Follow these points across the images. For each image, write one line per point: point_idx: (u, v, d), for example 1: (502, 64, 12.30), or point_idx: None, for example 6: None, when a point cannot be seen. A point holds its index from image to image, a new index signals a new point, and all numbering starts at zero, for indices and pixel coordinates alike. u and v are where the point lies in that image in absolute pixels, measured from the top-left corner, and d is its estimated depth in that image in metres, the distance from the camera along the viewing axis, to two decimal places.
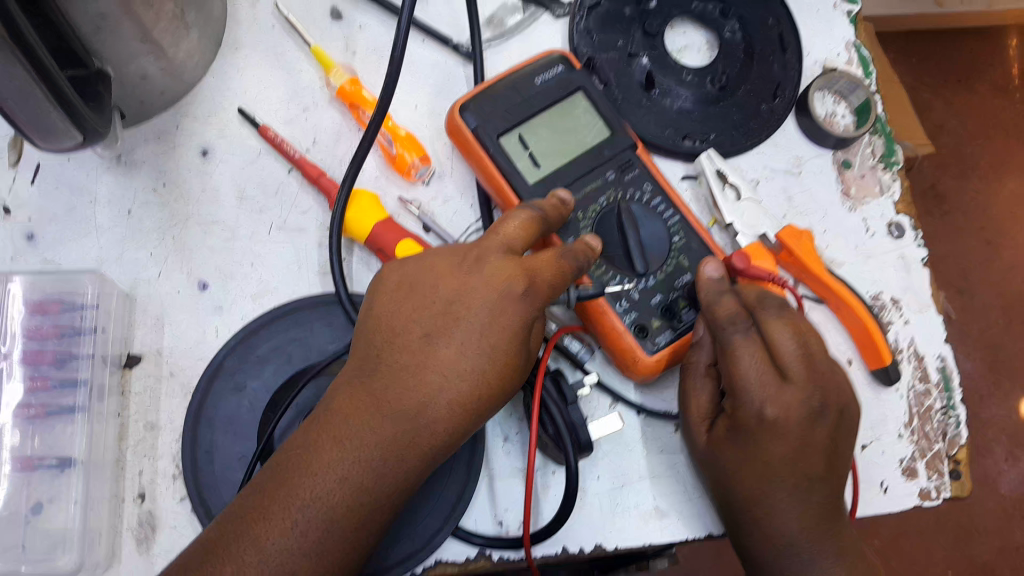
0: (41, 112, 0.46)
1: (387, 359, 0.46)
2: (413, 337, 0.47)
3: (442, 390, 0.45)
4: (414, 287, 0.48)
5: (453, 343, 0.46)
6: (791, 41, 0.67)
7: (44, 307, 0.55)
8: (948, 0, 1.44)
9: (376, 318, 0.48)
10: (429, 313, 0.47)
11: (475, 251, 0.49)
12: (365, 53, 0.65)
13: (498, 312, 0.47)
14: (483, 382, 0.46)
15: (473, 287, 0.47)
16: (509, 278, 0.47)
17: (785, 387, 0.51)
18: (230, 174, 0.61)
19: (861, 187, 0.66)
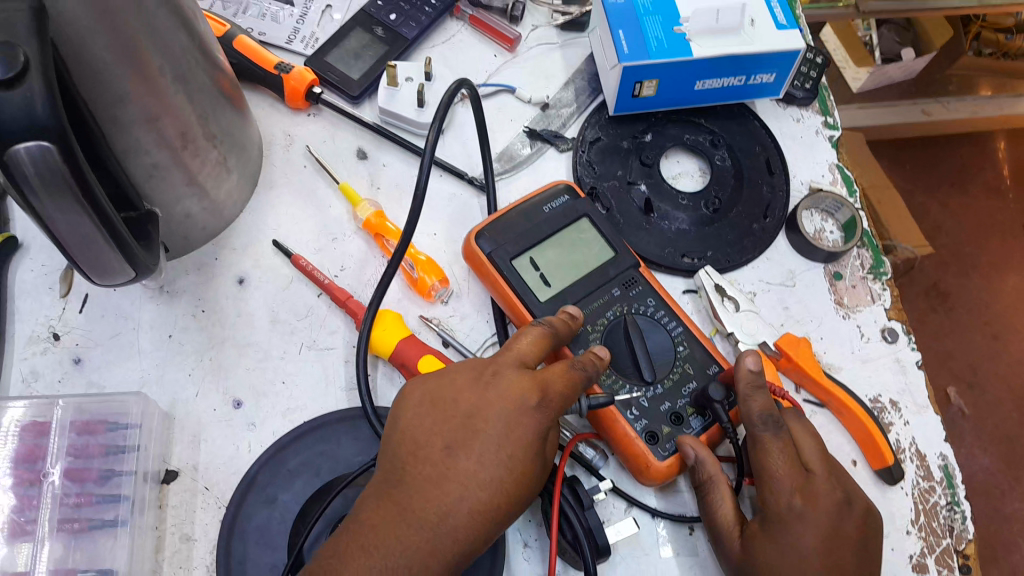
0: (101, 255, 0.50)
1: (411, 471, 0.50)
2: (435, 450, 0.50)
3: (463, 500, 0.48)
4: (436, 402, 0.52)
5: (473, 455, 0.50)
6: (777, 166, 0.73)
7: (90, 427, 0.58)
8: (935, 110, 1.48)
9: (400, 432, 0.51)
10: (450, 426, 0.51)
11: (492, 366, 0.53)
12: (387, 188, 0.71)
13: (515, 425, 0.50)
14: (501, 490, 0.49)
15: (490, 400, 0.51)
16: (524, 393, 0.51)
17: (811, 479, 0.56)
18: (264, 300, 0.66)
19: (853, 296, 0.71)
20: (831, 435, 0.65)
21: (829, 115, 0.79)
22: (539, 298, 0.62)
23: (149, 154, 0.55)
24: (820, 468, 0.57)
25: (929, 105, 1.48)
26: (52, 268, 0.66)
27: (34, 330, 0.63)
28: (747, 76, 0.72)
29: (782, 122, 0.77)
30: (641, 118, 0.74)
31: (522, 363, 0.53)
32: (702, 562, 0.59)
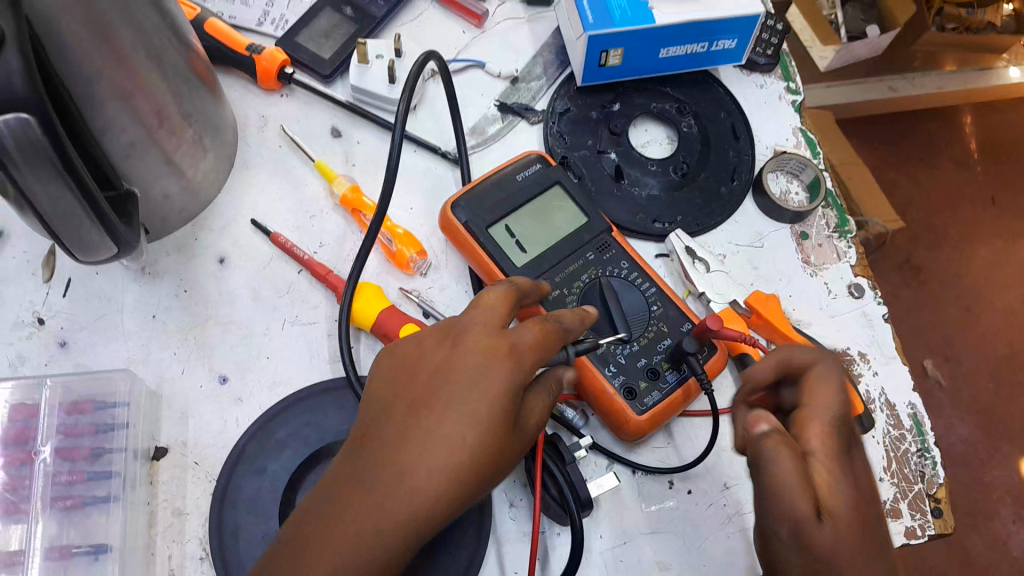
0: (84, 229, 0.52)
1: (386, 432, 0.50)
2: (407, 410, 0.50)
3: (438, 457, 0.48)
4: (410, 365, 0.52)
5: (444, 411, 0.49)
6: (742, 130, 0.75)
7: (79, 407, 0.59)
8: (898, 85, 1.52)
9: (378, 397, 0.52)
10: (425, 386, 0.51)
11: (465, 326, 0.53)
12: (362, 164, 0.73)
13: (489, 381, 0.50)
14: (477, 447, 0.49)
15: (460, 357, 0.51)
16: (497, 351, 0.51)
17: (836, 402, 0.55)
18: (245, 279, 0.67)
19: (819, 254, 0.73)
20: None
21: (791, 82, 0.81)
22: (516, 263, 0.64)
23: (125, 132, 0.56)
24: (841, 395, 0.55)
25: (894, 82, 1.51)
26: (32, 254, 0.66)
27: (17, 315, 0.64)
28: (709, 42, 0.74)
29: (745, 89, 0.80)
30: (609, 88, 0.76)
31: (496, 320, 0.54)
32: (683, 512, 0.61)
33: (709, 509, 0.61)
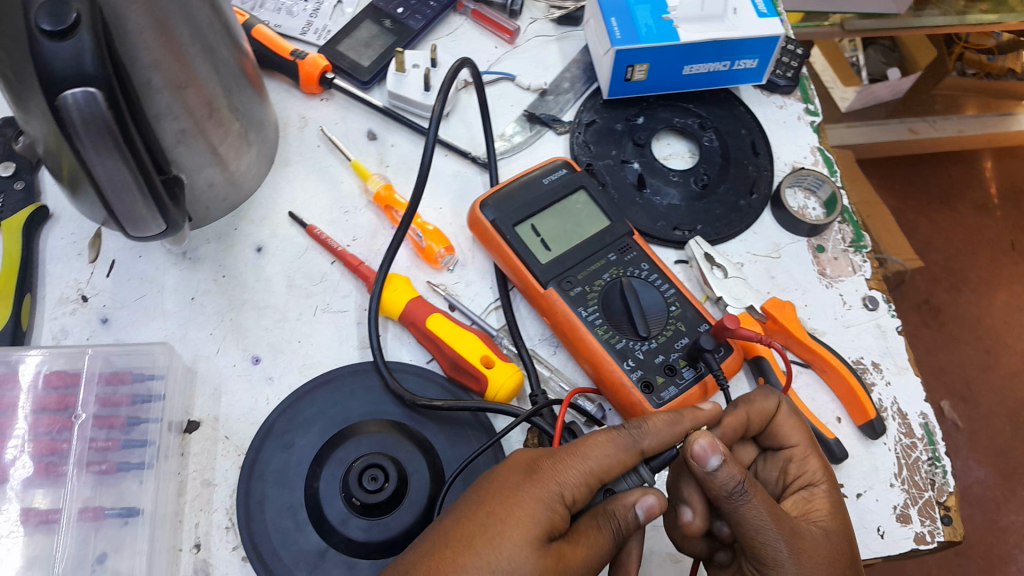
0: (136, 204, 0.55)
1: (447, 544, 0.48)
2: (473, 527, 0.49)
3: (474, 562, 0.47)
4: (487, 487, 0.51)
5: (509, 535, 0.48)
6: (762, 147, 0.78)
7: (117, 377, 0.62)
8: (920, 128, 1.53)
9: (449, 516, 0.50)
10: (495, 506, 0.50)
11: (549, 457, 0.52)
12: (395, 166, 0.76)
13: (534, 496, 0.50)
14: (515, 561, 0.47)
15: (538, 487, 0.50)
16: (549, 466, 0.51)
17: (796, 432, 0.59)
18: (281, 267, 0.70)
19: (835, 267, 0.75)
20: (817, 394, 0.68)
21: (810, 103, 0.84)
22: (540, 260, 0.67)
23: (177, 120, 0.59)
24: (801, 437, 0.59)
25: (916, 124, 1.52)
26: (80, 236, 0.70)
27: (62, 292, 0.67)
28: (731, 62, 0.77)
29: (765, 108, 0.83)
30: (634, 102, 0.80)
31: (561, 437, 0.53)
32: None
33: None
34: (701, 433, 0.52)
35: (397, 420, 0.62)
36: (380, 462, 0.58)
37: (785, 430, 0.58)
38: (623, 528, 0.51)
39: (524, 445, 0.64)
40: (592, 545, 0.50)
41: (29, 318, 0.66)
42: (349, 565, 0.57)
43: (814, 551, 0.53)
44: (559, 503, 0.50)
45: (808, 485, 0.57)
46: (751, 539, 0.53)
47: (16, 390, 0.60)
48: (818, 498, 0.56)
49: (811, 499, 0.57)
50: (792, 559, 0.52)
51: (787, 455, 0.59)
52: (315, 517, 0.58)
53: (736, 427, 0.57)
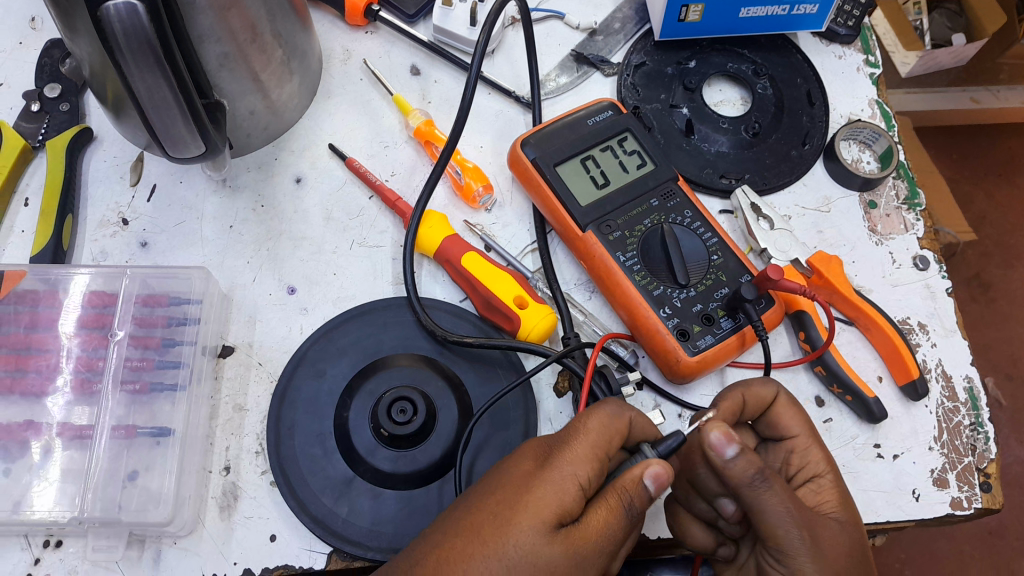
0: (174, 122, 0.54)
1: (459, 534, 0.49)
2: (485, 515, 0.49)
3: (483, 551, 0.48)
4: (500, 474, 0.51)
5: (520, 523, 0.48)
6: (817, 96, 0.75)
7: (153, 300, 0.62)
8: (982, 96, 1.46)
9: (462, 505, 0.51)
10: (507, 493, 0.50)
11: (561, 441, 0.52)
12: (438, 102, 0.75)
13: (545, 483, 0.49)
14: (523, 548, 0.47)
15: (551, 472, 0.50)
16: (560, 451, 0.51)
17: (796, 421, 0.57)
18: (319, 199, 0.69)
19: (887, 224, 0.72)
20: (858, 353, 0.66)
21: (870, 54, 0.80)
22: (579, 202, 0.66)
23: (221, 43, 0.58)
24: (802, 429, 0.57)
25: (978, 94, 1.46)
26: (123, 160, 0.70)
27: (104, 215, 0.68)
28: (791, 5, 0.74)
29: (823, 58, 0.79)
30: (686, 46, 0.77)
31: (573, 420, 0.53)
32: None
33: None
34: (714, 424, 0.51)
35: (428, 355, 0.62)
36: (410, 394, 0.59)
37: (788, 421, 0.57)
38: (637, 503, 0.49)
39: (553, 387, 0.63)
40: (605, 524, 0.49)
41: (70, 238, 0.67)
42: (376, 495, 0.57)
43: (832, 539, 0.52)
44: (570, 488, 0.49)
45: (813, 477, 0.56)
46: (770, 530, 0.51)
47: (61, 307, 0.61)
48: (826, 489, 0.56)
49: (820, 490, 0.56)
50: (813, 548, 0.51)
51: (789, 447, 0.58)
52: (343, 446, 0.58)
53: (731, 410, 0.55)
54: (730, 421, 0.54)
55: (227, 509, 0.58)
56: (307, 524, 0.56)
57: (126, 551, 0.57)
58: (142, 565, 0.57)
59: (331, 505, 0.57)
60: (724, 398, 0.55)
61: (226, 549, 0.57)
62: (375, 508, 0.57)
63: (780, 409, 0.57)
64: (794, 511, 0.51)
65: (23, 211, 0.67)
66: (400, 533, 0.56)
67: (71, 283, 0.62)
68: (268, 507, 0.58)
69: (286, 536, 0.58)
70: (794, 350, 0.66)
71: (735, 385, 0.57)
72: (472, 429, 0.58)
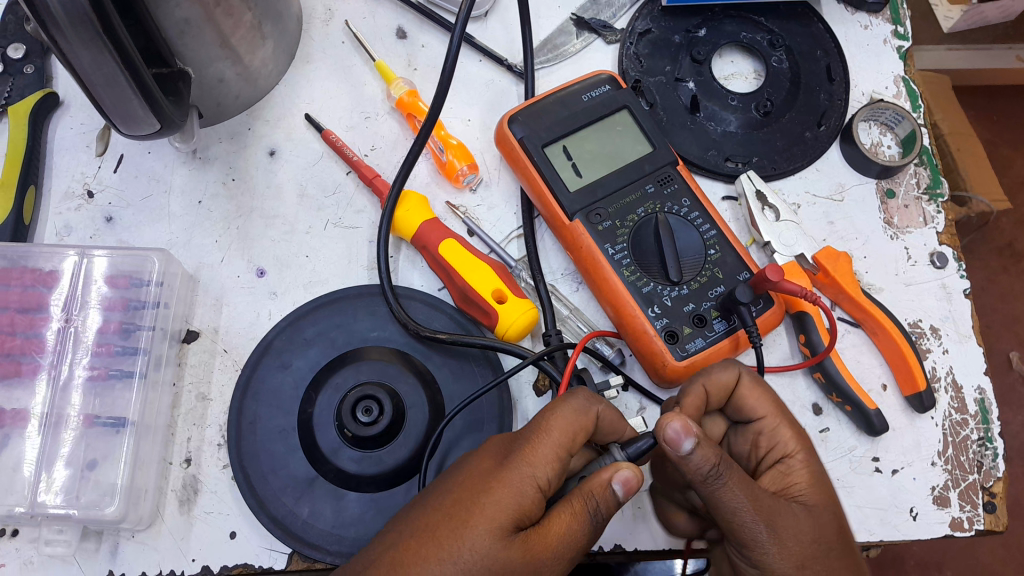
0: (123, 99, 0.50)
1: (412, 537, 0.46)
2: (442, 518, 0.46)
3: (438, 557, 0.45)
4: (459, 471, 0.48)
5: (475, 529, 0.45)
6: (837, 72, 0.69)
7: (115, 281, 0.59)
8: None
9: (418, 506, 0.48)
10: (465, 493, 0.47)
11: (522, 436, 0.49)
12: (424, 70, 0.69)
13: (504, 483, 0.46)
14: (478, 553, 0.44)
15: (509, 470, 0.47)
16: (522, 449, 0.47)
17: (762, 402, 0.53)
18: (294, 174, 0.65)
19: (904, 216, 0.67)
20: (862, 357, 0.62)
21: (899, 24, 0.73)
22: (568, 188, 0.61)
23: (181, 8, 0.52)
24: (769, 409, 0.53)
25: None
26: (90, 127, 0.66)
27: (69, 186, 0.65)
28: None
29: (847, 28, 0.72)
30: (697, 11, 0.70)
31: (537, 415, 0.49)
32: None
33: None
34: (672, 415, 0.46)
35: (402, 348, 0.60)
36: (375, 393, 0.56)
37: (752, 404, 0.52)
38: (604, 508, 0.46)
39: (533, 386, 0.60)
40: (568, 529, 0.45)
41: (33, 211, 0.63)
42: (338, 496, 0.56)
43: (797, 527, 0.49)
44: (530, 490, 0.46)
45: (783, 458, 0.52)
46: (730, 523, 0.48)
47: (53, 288, 0.59)
48: (795, 471, 0.52)
49: (789, 472, 0.52)
50: (773, 540, 0.48)
51: (756, 428, 0.53)
52: (306, 444, 0.57)
53: (696, 408, 0.51)
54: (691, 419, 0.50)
55: (187, 502, 0.57)
56: (265, 524, 0.55)
57: (82, 543, 0.56)
58: (100, 557, 0.56)
59: (291, 505, 0.55)
60: (684, 394, 0.52)
61: (185, 544, 0.56)
62: (338, 510, 0.55)
63: (745, 391, 0.53)
64: (752, 502, 0.48)
65: None
66: (363, 538, 0.55)
67: (64, 266, 0.59)
68: (229, 503, 0.57)
69: (246, 534, 0.56)
70: (793, 354, 0.62)
71: (697, 373, 0.53)
72: (442, 431, 0.55)
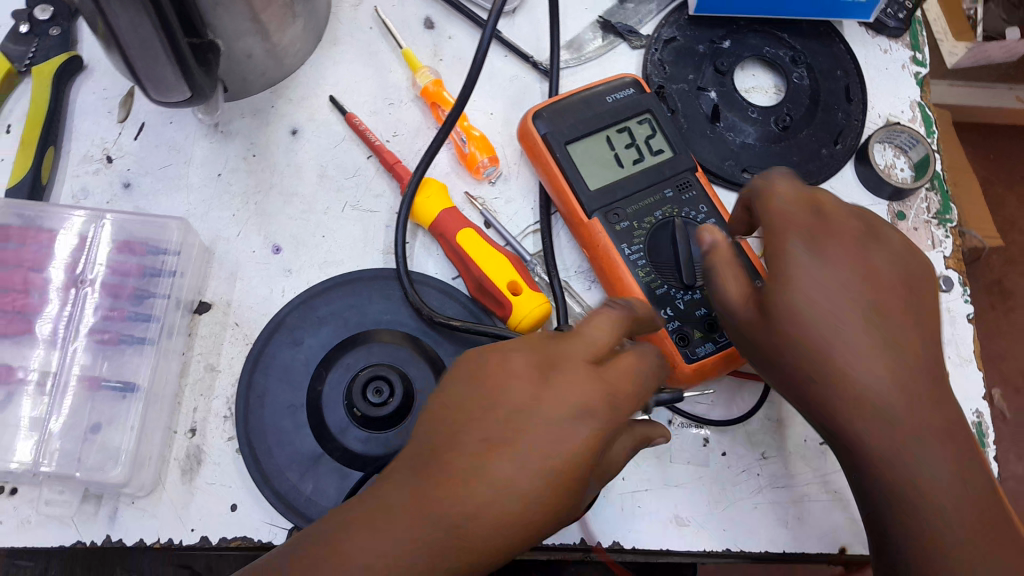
0: (156, 64, 0.50)
1: (451, 463, 0.41)
2: (484, 444, 0.42)
3: (483, 485, 0.41)
4: (496, 385, 0.44)
5: (524, 458, 0.41)
6: (856, 93, 0.70)
7: (131, 247, 0.59)
8: None
9: (449, 425, 0.43)
10: (510, 416, 0.43)
11: (571, 356, 0.44)
12: (450, 61, 0.70)
13: (555, 406, 0.43)
14: (527, 483, 0.41)
15: (561, 393, 0.43)
16: (572, 371, 0.43)
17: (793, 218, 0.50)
18: (315, 154, 0.66)
19: (913, 239, 0.68)
20: None
21: (918, 50, 0.74)
22: (589, 186, 0.61)
23: None
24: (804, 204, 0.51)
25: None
26: (112, 93, 0.66)
27: (88, 150, 0.64)
28: None
29: (867, 50, 0.73)
30: (722, 23, 0.71)
31: (561, 346, 0.45)
32: (713, 472, 0.60)
33: (741, 474, 0.60)
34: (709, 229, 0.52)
35: (413, 333, 0.60)
36: (386, 375, 0.57)
37: (842, 239, 0.48)
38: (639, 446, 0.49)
39: None
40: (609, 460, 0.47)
41: (50, 172, 0.63)
42: (342, 475, 0.56)
43: (840, 333, 0.46)
44: (583, 417, 0.42)
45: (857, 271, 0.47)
46: (851, 376, 0.45)
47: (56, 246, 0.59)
48: (832, 277, 0.47)
49: (838, 285, 0.46)
50: (814, 362, 0.46)
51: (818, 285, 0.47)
52: (313, 421, 0.57)
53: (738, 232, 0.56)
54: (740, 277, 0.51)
55: (189, 472, 0.57)
56: (269, 498, 0.55)
57: (81, 506, 0.55)
58: (98, 521, 0.55)
59: (295, 481, 0.55)
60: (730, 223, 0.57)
61: (185, 513, 0.56)
62: (341, 489, 0.55)
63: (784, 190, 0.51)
64: (871, 341, 0.45)
65: (3, 138, 0.64)
66: None
67: (67, 222, 0.60)
68: (232, 475, 0.57)
69: (247, 507, 0.56)
70: None
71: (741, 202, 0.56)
72: None
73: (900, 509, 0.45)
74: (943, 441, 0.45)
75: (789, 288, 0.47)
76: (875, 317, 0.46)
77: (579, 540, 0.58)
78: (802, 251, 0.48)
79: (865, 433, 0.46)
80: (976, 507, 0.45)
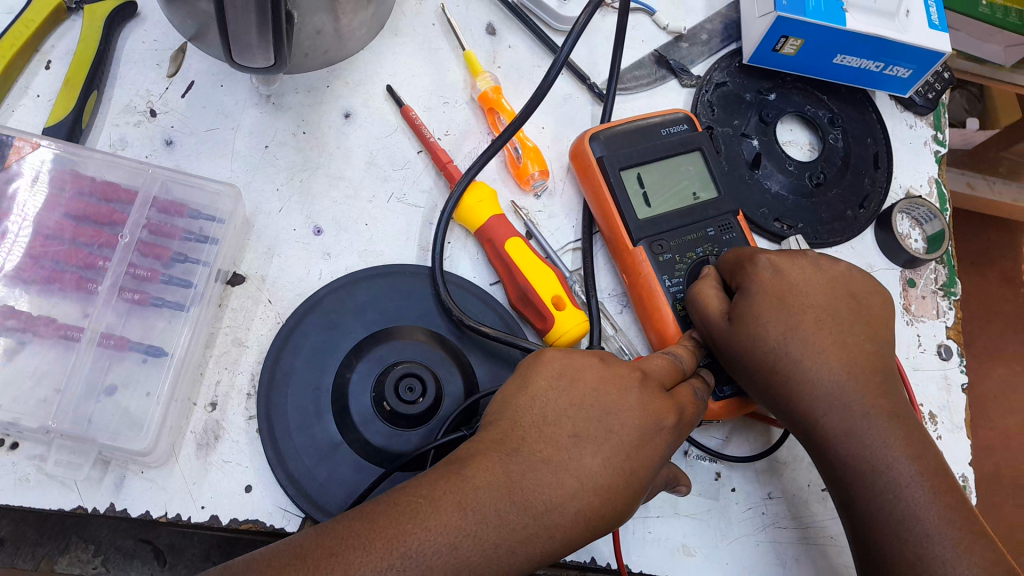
0: (245, 28, 0.49)
1: (531, 449, 0.46)
2: (563, 435, 0.46)
3: (561, 477, 0.45)
4: (575, 381, 0.48)
5: (599, 455, 0.46)
6: (883, 162, 0.73)
7: (169, 208, 0.58)
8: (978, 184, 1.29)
9: (526, 421, 0.47)
10: (588, 417, 0.47)
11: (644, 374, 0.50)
12: (507, 69, 0.70)
13: (630, 413, 0.47)
14: (603, 480, 0.45)
15: (630, 403, 0.48)
16: (647, 387, 0.49)
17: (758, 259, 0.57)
18: (366, 141, 0.65)
19: (920, 306, 0.71)
20: None
21: (939, 131, 0.78)
22: (637, 214, 0.62)
23: None
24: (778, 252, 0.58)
25: (975, 179, 1.28)
26: (164, 45, 0.64)
27: (131, 100, 0.62)
28: (885, 64, 0.71)
29: (895, 124, 0.77)
30: (770, 76, 0.74)
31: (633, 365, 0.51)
32: (721, 506, 0.61)
33: (747, 512, 0.62)
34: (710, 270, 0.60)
35: (442, 334, 0.59)
36: (419, 373, 0.56)
37: (857, 296, 0.57)
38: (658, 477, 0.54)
39: None
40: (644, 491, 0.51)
41: (89, 117, 0.61)
42: (359, 468, 0.54)
43: (812, 363, 0.53)
44: (653, 428, 0.48)
45: (813, 309, 0.55)
46: (845, 407, 0.52)
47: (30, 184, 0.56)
48: (811, 312, 0.55)
49: (813, 323, 0.54)
50: (790, 390, 0.54)
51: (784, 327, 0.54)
52: (336, 408, 0.55)
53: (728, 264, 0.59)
54: (726, 307, 0.56)
55: (205, 448, 0.54)
56: (281, 480, 0.53)
57: (89, 471, 0.52)
58: (102, 489, 0.52)
59: (311, 466, 0.54)
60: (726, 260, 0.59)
61: (196, 489, 0.53)
62: (358, 482, 0.53)
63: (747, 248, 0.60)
64: (861, 381, 0.53)
65: (43, 73, 0.61)
66: None
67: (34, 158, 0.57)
68: (247, 455, 0.54)
69: (261, 491, 0.54)
70: None
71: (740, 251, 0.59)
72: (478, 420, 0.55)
73: (899, 536, 0.50)
74: (930, 477, 0.51)
75: (817, 341, 0.54)
76: (841, 354, 0.54)
77: (589, 559, 0.58)
78: (771, 277, 0.56)
79: (855, 455, 0.52)
80: (966, 532, 0.49)
